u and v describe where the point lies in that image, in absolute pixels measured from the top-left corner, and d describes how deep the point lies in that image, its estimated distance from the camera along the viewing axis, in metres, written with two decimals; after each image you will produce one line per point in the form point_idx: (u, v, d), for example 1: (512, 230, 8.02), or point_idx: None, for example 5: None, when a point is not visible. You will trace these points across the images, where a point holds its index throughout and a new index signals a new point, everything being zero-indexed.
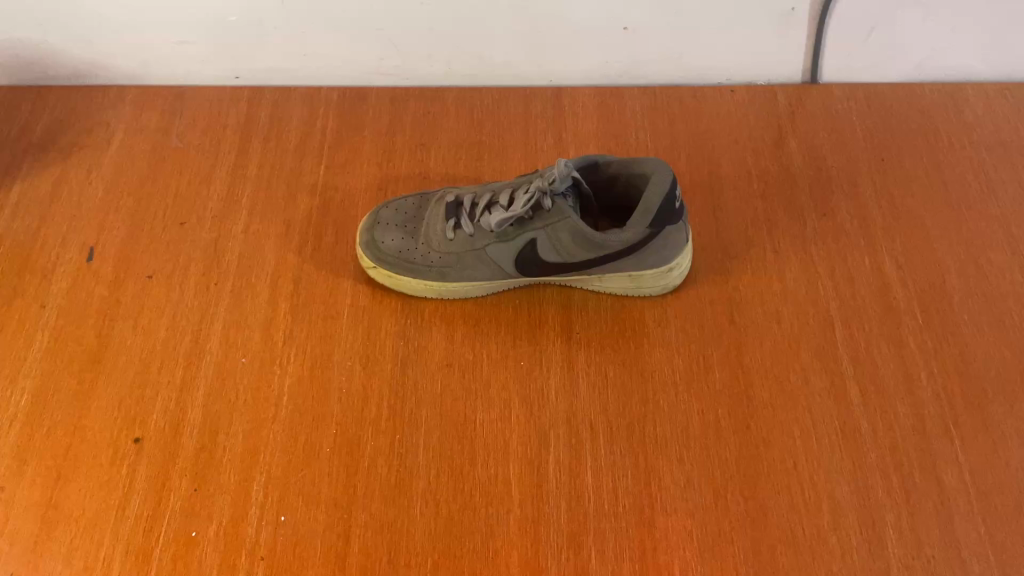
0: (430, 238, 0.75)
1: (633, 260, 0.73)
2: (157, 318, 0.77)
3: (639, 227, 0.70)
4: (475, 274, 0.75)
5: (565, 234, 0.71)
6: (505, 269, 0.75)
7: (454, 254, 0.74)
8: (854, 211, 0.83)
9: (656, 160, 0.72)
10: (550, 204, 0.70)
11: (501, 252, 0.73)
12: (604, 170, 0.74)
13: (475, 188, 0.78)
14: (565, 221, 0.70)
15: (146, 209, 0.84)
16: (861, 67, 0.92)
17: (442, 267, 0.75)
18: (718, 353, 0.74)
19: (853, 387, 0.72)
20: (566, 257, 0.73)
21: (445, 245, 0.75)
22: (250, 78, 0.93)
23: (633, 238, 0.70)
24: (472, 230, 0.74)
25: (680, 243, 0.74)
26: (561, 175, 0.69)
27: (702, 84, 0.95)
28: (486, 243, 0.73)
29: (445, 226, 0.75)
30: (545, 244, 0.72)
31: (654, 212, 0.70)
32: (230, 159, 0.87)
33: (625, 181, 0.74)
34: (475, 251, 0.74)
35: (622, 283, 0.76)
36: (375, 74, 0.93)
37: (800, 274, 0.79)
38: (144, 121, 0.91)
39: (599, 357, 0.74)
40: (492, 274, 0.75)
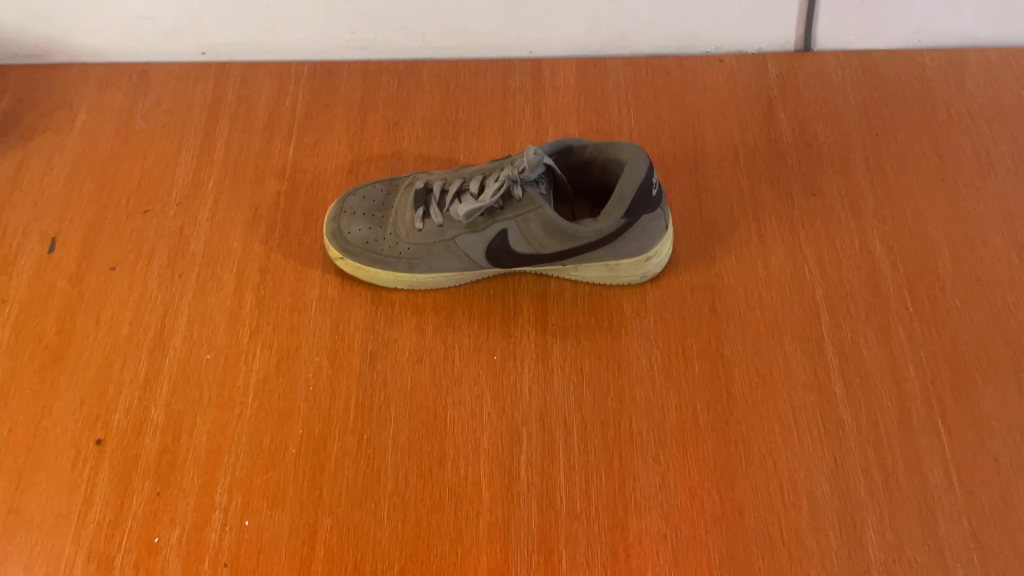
0: (399, 228, 0.72)
1: (609, 250, 0.70)
2: (120, 311, 0.74)
3: (614, 218, 0.67)
4: (445, 265, 0.72)
5: (536, 225, 0.68)
6: (476, 261, 0.72)
7: (423, 244, 0.72)
8: (845, 190, 0.79)
9: (634, 146, 0.69)
10: (521, 193, 0.67)
11: (472, 243, 0.70)
12: (580, 155, 0.71)
13: (446, 173, 0.74)
14: (537, 211, 0.67)
15: (110, 196, 0.81)
16: (856, 33, 0.87)
17: (412, 258, 0.72)
18: (698, 345, 0.71)
19: (838, 380, 0.69)
20: (539, 249, 0.69)
21: (414, 235, 0.72)
22: (217, 53, 0.90)
23: (608, 229, 0.67)
24: (441, 220, 0.71)
25: (659, 232, 0.71)
26: (532, 163, 0.66)
27: (689, 53, 0.90)
28: (456, 234, 0.70)
29: (414, 215, 0.72)
30: (517, 234, 0.69)
31: (630, 202, 0.66)
32: (197, 142, 0.84)
33: (602, 167, 0.71)
34: (444, 242, 0.71)
35: (599, 272, 0.73)
36: (346, 48, 0.89)
37: (786, 258, 0.75)
38: (108, 101, 0.87)
39: (574, 350, 0.72)
40: (463, 265, 0.72)
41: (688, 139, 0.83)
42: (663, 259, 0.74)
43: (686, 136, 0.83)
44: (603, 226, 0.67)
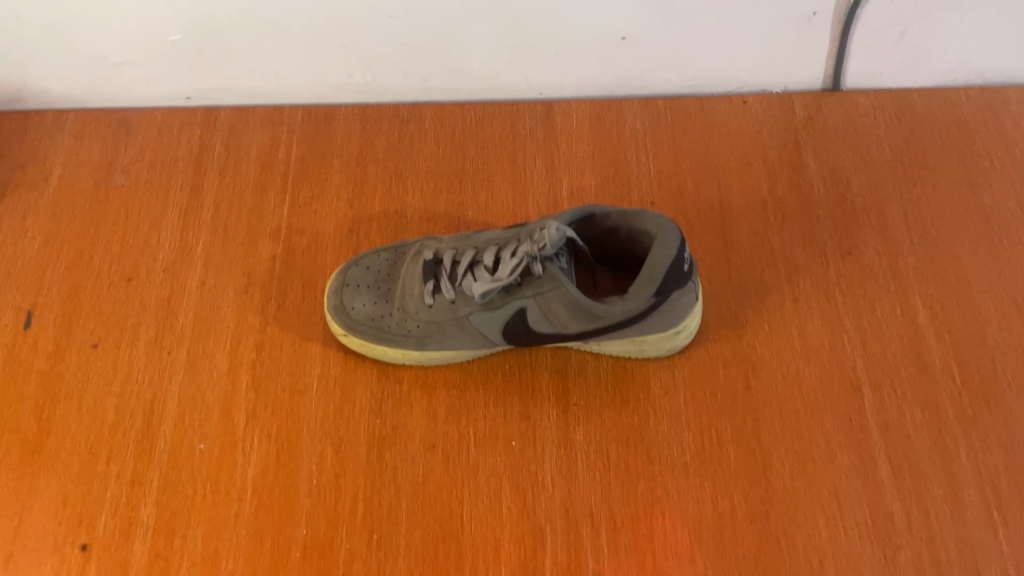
0: (407, 302, 0.67)
1: (636, 328, 0.64)
2: (104, 395, 0.68)
3: (643, 297, 0.61)
4: (458, 343, 0.67)
5: (558, 305, 0.62)
6: (491, 338, 0.66)
7: (434, 321, 0.66)
8: (882, 250, 0.74)
9: (662, 215, 0.64)
10: (541, 270, 0.61)
11: (487, 320, 0.65)
12: (603, 223, 0.65)
13: (457, 240, 0.69)
14: (558, 291, 0.61)
15: (90, 262, 0.75)
16: (889, 71, 0.81)
17: (422, 335, 0.67)
18: (733, 427, 0.66)
19: (884, 466, 0.65)
20: (560, 328, 0.64)
21: (424, 311, 0.66)
22: (203, 98, 0.83)
23: (637, 309, 0.61)
24: (454, 295, 0.65)
25: (690, 306, 0.65)
26: (552, 239, 0.60)
27: (710, 92, 0.84)
28: (470, 311, 0.65)
29: (424, 289, 0.66)
30: (536, 313, 0.63)
31: (660, 281, 0.61)
32: (183, 199, 0.78)
33: (627, 236, 0.65)
34: (457, 319, 0.65)
35: (624, 346, 0.68)
36: (342, 92, 0.83)
37: (823, 327, 0.71)
38: (85, 153, 0.81)
39: (599, 434, 0.66)
40: (478, 343, 0.67)
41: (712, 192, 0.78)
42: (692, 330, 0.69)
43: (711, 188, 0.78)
44: (630, 306, 0.61)
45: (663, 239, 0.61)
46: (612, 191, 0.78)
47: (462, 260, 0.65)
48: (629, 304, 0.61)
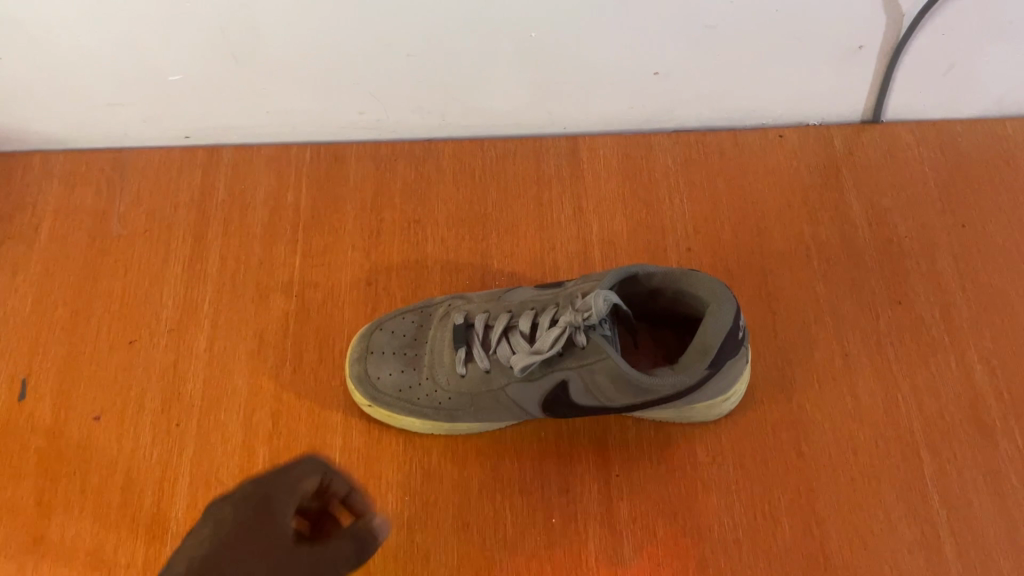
0: (437, 371, 0.62)
1: (685, 398, 0.60)
2: (109, 474, 0.63)
3: (695, 369, 0.56)
4: (493, 414, 0.62)
5: (603, 378, 0.57)
6: (528, 410, 0.61)
7: (467, 392, 0.61)
8: (934, 298, 0.70)
9: (712, 277, 0.59)
10: (585, 341, 0.57)
11: (524, 392, 0.60)
12: (647, 284, 0.60)
13: (489, 302, 0.64)
14: (604, 363, 0.56)
15: (88, 323, 0.69)
16: (933, 103, 0.77)
17: (454, 407, 0.62)
18: (786, 498, 0.63)
19: (948, 539, 0.61)
20: (605, 400, 0.59)
21: (456, 381, 0.61)
22: (203, 137, 0.77)
23: (689, 382, 0.57)
24: (488, 365, 0.60)
25: (741, 372, 0.61)
26: (598, 309, 0.55)
27: (743, 126, 0.79)
28: (506, 382, 0.60)
29: (455, 357, 0.61)
30: (579, 385, 0.59)
31: (714, 351, 0.56)
32: (186, 251, 0.73)
33: (673, 297, 0.61)
34: (492, 391, 0.60)
35: (670, 413, 0.63)
36: (353, 129, 0.77)
37: (876, 384, 0.67)
38: (78, 200, 0.75)
39: (645, 508, 0.62)
40: (514, 414, 0.62)
41: (751, 237, 0.74)
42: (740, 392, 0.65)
43: (750, 232, 0.74)
44: (682, 379, 0.56)
45: (716, 306, 0.57)
46: (645, 236, 0.74)
47: (497, 326, 0.61)
48: (681, 376, 0.56)
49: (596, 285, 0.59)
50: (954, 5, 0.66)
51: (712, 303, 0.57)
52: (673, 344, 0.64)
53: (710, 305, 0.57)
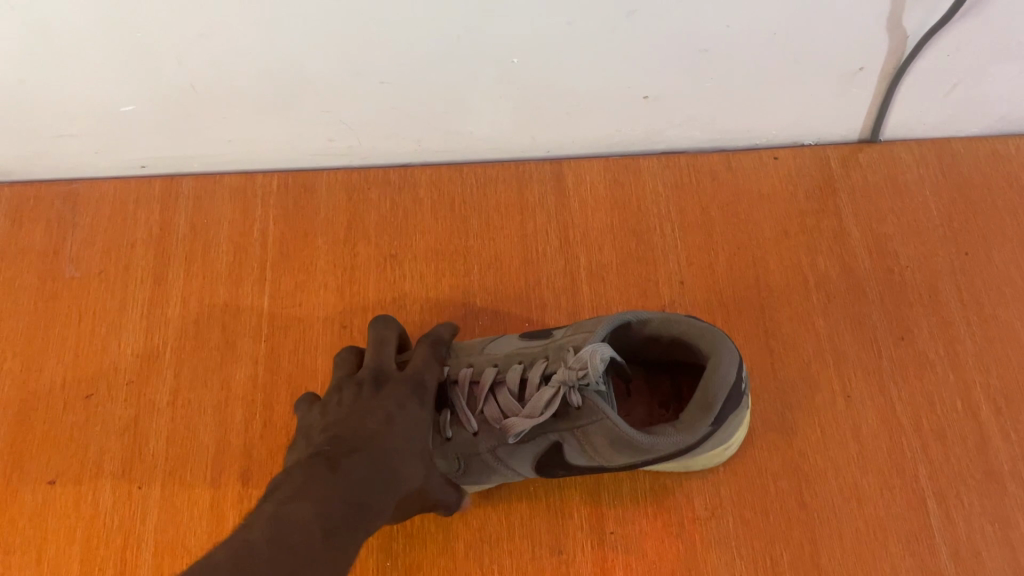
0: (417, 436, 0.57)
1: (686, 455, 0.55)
2: (67, 546, 0.59)
3: (699, 427, 0.52)
4: (482, 478, 0.58)
5: (599, 439, 0.53)
6: (520, 472, 0.57)
7: (453, 458, 0.57)
8: (938, 333, 0.67)
9: (710, 324, 0.55)
10: (580, 401, 0.53)
11: (516, 455, 0.56)
12: (640, 332, 0.56)
13: (473, 355, 0.60)
14: (600, 425, 0.52)
15: (40, 377, 0.64)
16: (933, 123, 0.74)
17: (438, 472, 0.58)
18: (789, 553, 0.60)
19: None
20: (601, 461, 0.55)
21: (439, 446, 0.57)
22: (160, 166, 0.72)
23: (692, 441, 0.52)
24: (477, 428, 0.57)
25: (743, 421, 0.57)
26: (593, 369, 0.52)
27: (737, 148, 0.75)
28: (496, 446, 0.56)
29: (439, 420, 0.57)
30: (574, 448, 0.55)
31: (717, 407, 0.52)
32: (146, 295, 0.68)
33: (668, 345, 0.56)
34: (481, 455, 0.57)
35: (668, 466, 0.59)
36: (322, 157, 0.72)
37: (880, 428, 0.64)
38: (25, 239, 0.70)
39: (641, 569, 0.59)
40: (505, 477, 0.58)
41: (747, 269, 0.70)
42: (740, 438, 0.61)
43: (746, 264, 0.70)
44: (684, 439, 0.52)
45: (716, 357, 0.53)
46: (635, 269, 0.70)
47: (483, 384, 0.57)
48: (683, 436, 0.52)
49: (587, 337, 0.55)
50: (960, 29, 0.63)
51: (712, 355, 0.53)
52: (669, 391, 0.60)
53: (711, 357, 0.53)
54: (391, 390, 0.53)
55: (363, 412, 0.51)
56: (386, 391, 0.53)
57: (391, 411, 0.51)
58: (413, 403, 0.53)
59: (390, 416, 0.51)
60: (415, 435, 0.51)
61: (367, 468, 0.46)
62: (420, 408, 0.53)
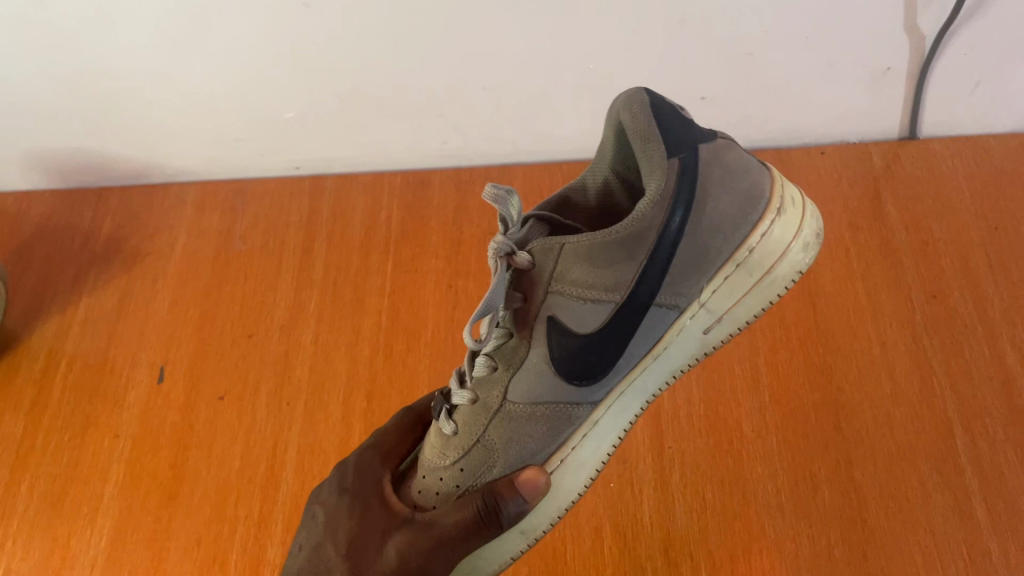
0: (432, 453, 0.53)
1: (707, 228, 0.48)
2: (230, 446, 0.74)
3: (655, 164, 0.46)
4: (526, 434, 0.52)
5: (579, 271, 0.48)
6: (552, 388, 0.52)
7: (475, 439, 0.52)
8: (968, 292, 0.76)
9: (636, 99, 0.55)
10: (528, 258, 0.49)
11: (522, 376, 0.52)
12: (592, 203, 0.52)
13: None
14: (564, 256, 0.48)
15: (212, 323, 0.82)
16: (965, 118, 0.84)
17: (476, 464, 0.52)
18: (827, 468, 0.68)
19: (980, 506, 0.65)
20: (619, 298, 0.49)
21: (451, 444, 0.52)
22: (310, 167, 0.91)
23: (665, 191, 0.46)
24: (472, 393, 0.53)
25: (747, 165, 0.50)
26: (510, 214, 0.47)
27: (789, 145, 0.88)
28: (503, 386, 0.52)
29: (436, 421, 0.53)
30: (581, 309, 0.50)
31: (656, 133, 0.46)
32: (295, 263, 0.85)
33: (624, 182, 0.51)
34: (500, 408, 0.52)
35: (737, 286, 0.50)
36: (437, 157, 0.89)
37: (912, 370, 0.72)
38: (205, 223, 0.89)
39: (694, 475, 0.70)
40: (545, 410, 0.52)
41: None
42: (810, 230, 0.51)
43: None
44: (656, 187, 0.46)
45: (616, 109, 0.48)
46: None
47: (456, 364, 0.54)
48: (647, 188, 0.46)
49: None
50: (972, 26, 0.74)
51: (615, 115, 0.49)
52: None
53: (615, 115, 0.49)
54: (315, 500, 0.55)
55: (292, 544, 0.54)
56: (313, 504, 0.56)
57: (302, 535, 0.53)
58: (333, 506, 0.54)
59: (301, 547, 0.53)
60: (335, 544, 0.51)
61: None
62: (336, 511, 0.53)
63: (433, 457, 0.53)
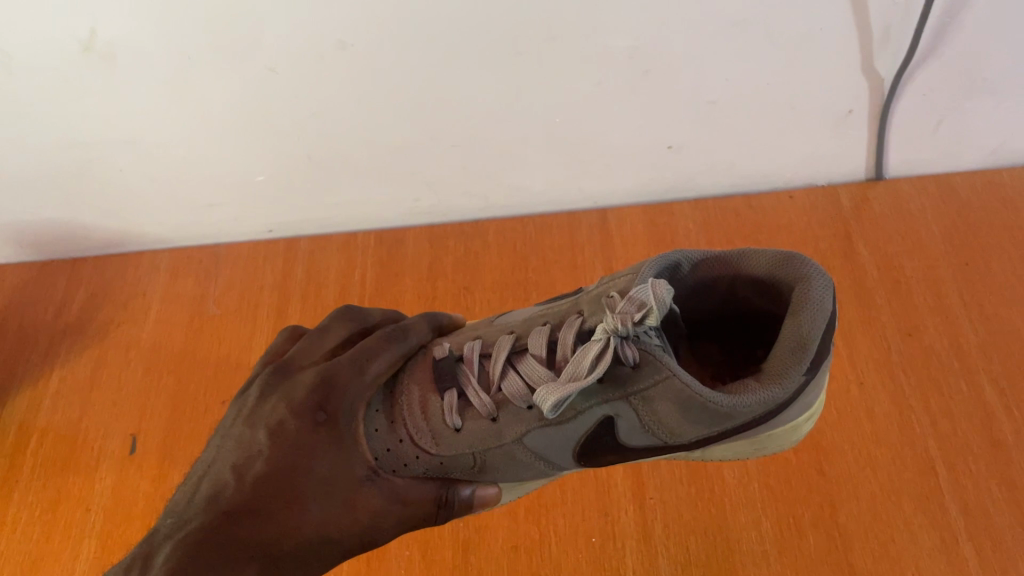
0: (419, 432, 0.54)
1: (768, 427, 0.52)
2: None
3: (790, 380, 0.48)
4: (507, 469, 0.56)
5: (662, 405, 0.50)
6: (561, 453, 0.55)
7: (469, 450, 0.54)
8: (943, 329, 0.76)
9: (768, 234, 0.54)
10: (636, 357, 0.50)
11: (548, 436, 0.53)
12: (692, 278, 0.53)
13: (481, 330, 0.58)
14: (663, 385, 0.49)
15: (187, 390, 0.81)
16: (930, 158, 0.85)
17: (452, 467, 0.55)
18: (811, 512, 0.68)
19: (966, 545, 0.64)
20: (666, 436, 0.53)
21: (449, 440, 0.54)
22: (284, 230, 0.91)
23: (780, 397, 0.49)
24: (497, 412, 0.53)
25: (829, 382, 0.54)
26: (654, 310, 0.47)
27: (758, 190, 0.88)
28: (527, 430, 0.53)
29: (446, 403, 0.54)
30: (630, 424, 0.52)
31: (812, 350, 0.48)
32: (270, 325, 0.85)
33: (731, 285, 0.52)
34: (509, 444, 0.54)
35: (738, 450, 0.56)
36: (410, 216, 0.90)
37: (892, 409, 0.72)
38: (180, 289, 0.89)
39: (679, 526, 0.68)
40: (528, 464, 0.56)
41: None
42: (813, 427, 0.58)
43: None
44: (776, 391, 0.49)
45: (806, 288, 0.48)
46: None
47: (496, 357, 0.55)
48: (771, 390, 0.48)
49: (630, 280, 0.51)
50: (929, 66, 0.74)
51: (798, 289, 0.49)
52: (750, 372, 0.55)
53: (800, 288, 0.49)
54: (284, 405, 0.50)
55: (245, 439, 0.49)
56: (278, 406, 0.50)
57: (266, 443, 0.48)
58: (310, 425, 0.50)
59: (263, 456, 0.48)
60: (306, 474, 0.48)
61: (198, 542, 0.43)
62: (314, 435, 0.49)
63: (423, 433, 0.54)
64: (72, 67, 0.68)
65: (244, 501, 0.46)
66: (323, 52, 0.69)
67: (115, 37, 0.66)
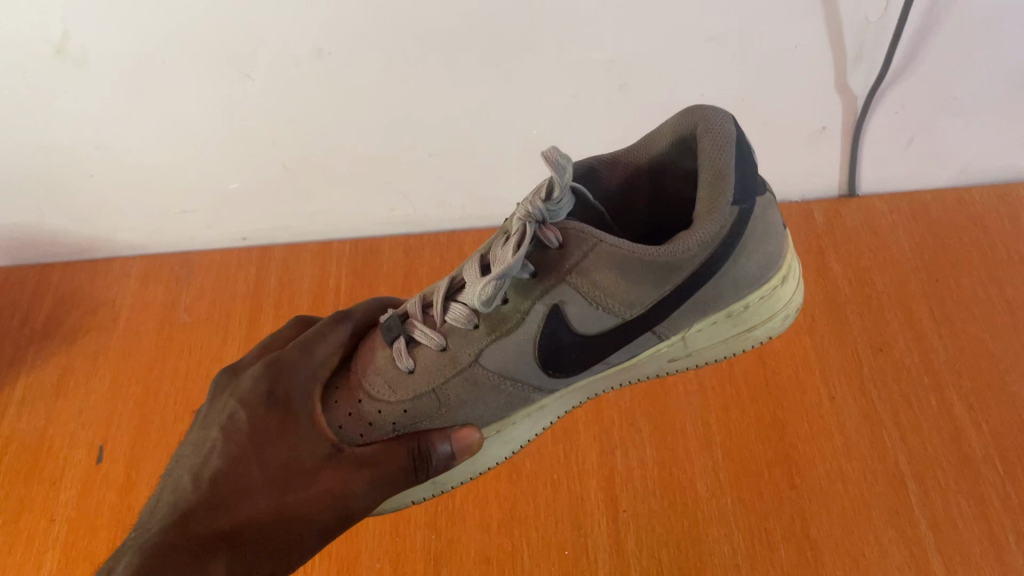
0: (374, 385, 0.52)
1: (729, 283, 0.51)
2: None
3: (718, 209, 0.46)
4: (478, 400, 0.53)
5: (603, 275, 0.48)
6: (525, 366, 0.52)
7: (429, 389, 0.51)
8: (911, 343, 0.77)
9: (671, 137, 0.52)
10: (558, 238, 0.47)
11: (502, 349, 0.51)
12: (611, 181, 0.52)
13: None
14: (595, 253, 0.47)
15: (155, 399, 0.80)
16: (902, 176, 0.87)
17: (419, 413, 0.52)
18: (782, 527, 0.67)
19: (936, 559, 0.64)
20: (624, 313, 0.50)
21: (404, 382, 0.51)
22: (256, 238, 0.91)
23: (716, 232, 0.47)
24: (444, 340, 0.51)
25: (778, 228, 0.52)
26: (563, 182, 0.46)
27: None
28: (480, 346, 0.51)
29: (395, 350, 0.51)
30: (581, 312, 0.50)
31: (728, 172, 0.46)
32: (241, 332, 0.83)
33: (650, 173, 0.51)
34: (467, 367, 0.51)
35: (721, 331, 0.54)
36: (385, 226, 0.89)
37: (862, 423, 0.72)
38: (150, 296, 0.88)
39: (651, 539, 0.68)
40: (499, 392, 0.53)
41: None
42: (789, 301, 0.57)
43: None
44: (709, 228, 0.46)
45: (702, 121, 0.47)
46: None
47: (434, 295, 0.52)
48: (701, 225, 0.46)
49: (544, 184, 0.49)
50: (901, 84, 0.75)
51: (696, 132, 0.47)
52: None
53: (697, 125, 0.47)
54: (235, 399, 0.50)
55: (200, 439, 0.49)
56: (229, 402, 0.50)
57: (218, 438, 0.48)
58: (259, 413, 0.49)
59: (217, 450, 0.47)
60: (262, 464, 0.47)
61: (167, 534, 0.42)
62: (265, 422, 0.48)
63: (378, 386, 0.52)
64: (42, 67, 0.67)
65: (202, 496, 0.45)
66: (299, 60, 0.69)
67: (89, 41, 0.65)
